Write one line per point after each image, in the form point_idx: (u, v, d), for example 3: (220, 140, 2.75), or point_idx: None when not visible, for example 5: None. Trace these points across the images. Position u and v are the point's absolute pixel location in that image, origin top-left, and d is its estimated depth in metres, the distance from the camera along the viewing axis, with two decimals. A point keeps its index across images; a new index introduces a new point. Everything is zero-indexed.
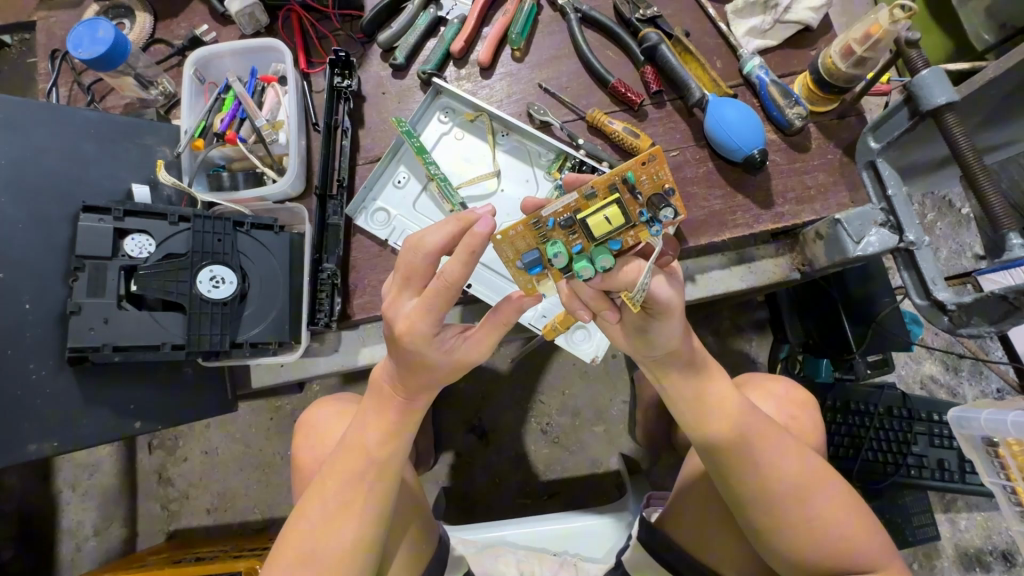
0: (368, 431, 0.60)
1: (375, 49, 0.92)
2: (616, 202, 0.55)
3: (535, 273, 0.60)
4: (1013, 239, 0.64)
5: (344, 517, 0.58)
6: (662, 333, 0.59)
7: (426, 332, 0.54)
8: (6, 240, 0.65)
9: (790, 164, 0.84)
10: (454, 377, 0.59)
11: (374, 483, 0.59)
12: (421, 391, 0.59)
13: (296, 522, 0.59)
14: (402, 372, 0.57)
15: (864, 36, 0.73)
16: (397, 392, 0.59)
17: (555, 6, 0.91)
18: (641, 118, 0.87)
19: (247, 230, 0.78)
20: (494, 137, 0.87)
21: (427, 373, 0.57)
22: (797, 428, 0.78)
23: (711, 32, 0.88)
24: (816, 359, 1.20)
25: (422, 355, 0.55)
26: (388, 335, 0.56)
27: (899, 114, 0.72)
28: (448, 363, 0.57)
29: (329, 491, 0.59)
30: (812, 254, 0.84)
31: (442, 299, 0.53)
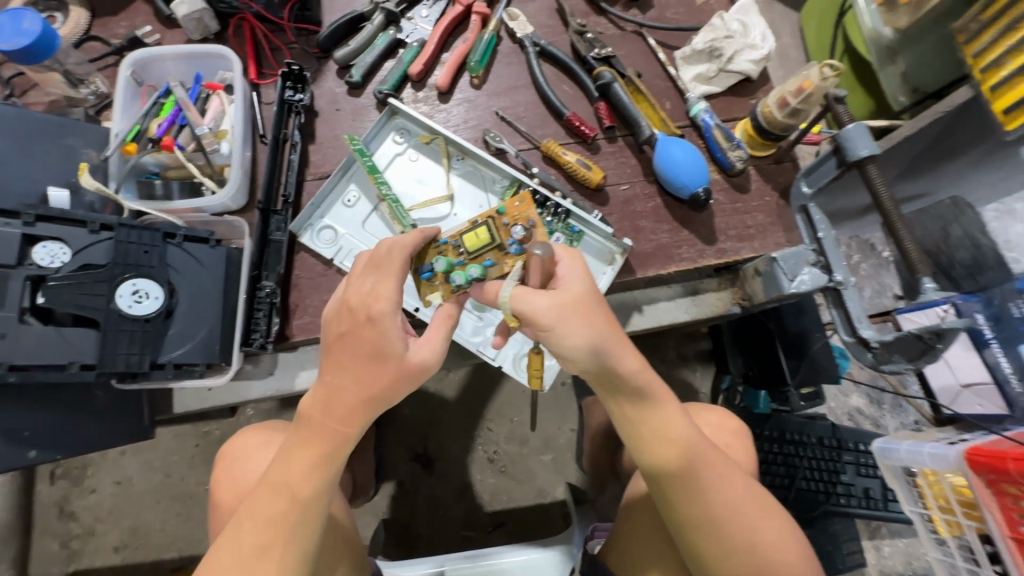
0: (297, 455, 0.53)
1: (331, 66, 0.90)
2: (487, 224, 0.63)
3: (422, 278, 0.64)
4: (926, 283, 0.69)
5: (264, 560, 0.52)
6: (566, 349, 0.55)
7: (392, 308, 0.53)
8: None
9: (732, 204, 0.88)
10: (401, 383, 0.54)
11: (300, 519, 0.53)
12: (362, 405, 0.53)
13: (205, 573, 0.52)
14: (351, 370, 0.53)
15: (797, 90, 0.78)
16: (328, 416, 0.53)
17: (513, 38, 0.93)
18: (594, 150, 0.89)
19: (179, 242, 0.74)
20: (449, 160, 0.86)
21: (383, 371, 0.53)
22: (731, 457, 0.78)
23: (661, 75, 0.93)
24: (755, 390, 1.23)
25: (381, 339, 0.52)
26: (339, 320, 0.54)
27: (827, 163, 0.75)
28: (401, 367, 0.54)
29: (247, 535, 0.52)
30: (750, 290, 0.87)
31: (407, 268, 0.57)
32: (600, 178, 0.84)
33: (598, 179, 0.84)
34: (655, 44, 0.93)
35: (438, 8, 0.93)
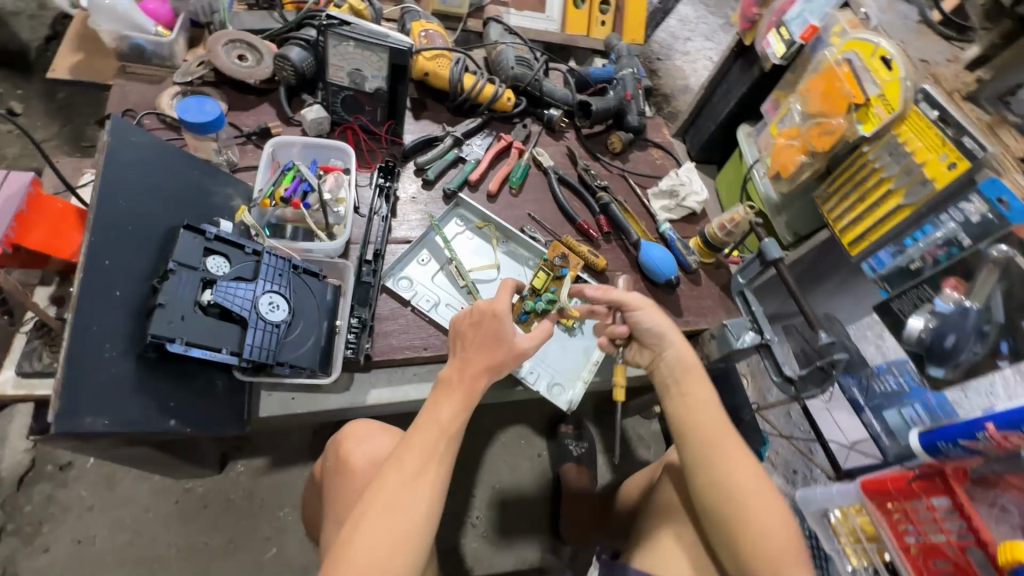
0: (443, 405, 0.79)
1: (410, 167, 1.22)
2: (542, 269, 1.10)
3: (522, 320, 1.07)
4: (823, 335, 1.00)
5: (421, 480, 0.74)
6: (644, 326, 0.90)
7: (507, 309, 0.85)
8: (117, 234, 0.73)
9: (691, 291, 1.24)
10: (510, 359, 0.83)
11: (444, 453, 0.78)
12: (485, 373, 0.82)
13: (374, 492, 0.73)
14: (478, 345, 0.83)
15: (730, 220, 1.20)
16: (463, 379, 0.81)
17: (539, 167, 1.33)
18: (597, 247, 1.25)
19: (300, 273, 0.94)
20: (497, 240, 1.17)
21: (500, 350, 0.83)
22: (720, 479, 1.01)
23: (638, 203, 1.35)
24: None
25: (502, 330, 0.83)
26: (471, 317, 0.85)
27: (754, 264, 1.14)
28: (512, 349, 0.84)
29: (408, 464, 0.75)
30: (708, 351, 1.20)
31: (511, 286, 0.90)
32: (605, 265, 1.16)
33: (603, 266, 1.17)
34: (633, 184, 1.37)
35: (487, 140, 1.31)
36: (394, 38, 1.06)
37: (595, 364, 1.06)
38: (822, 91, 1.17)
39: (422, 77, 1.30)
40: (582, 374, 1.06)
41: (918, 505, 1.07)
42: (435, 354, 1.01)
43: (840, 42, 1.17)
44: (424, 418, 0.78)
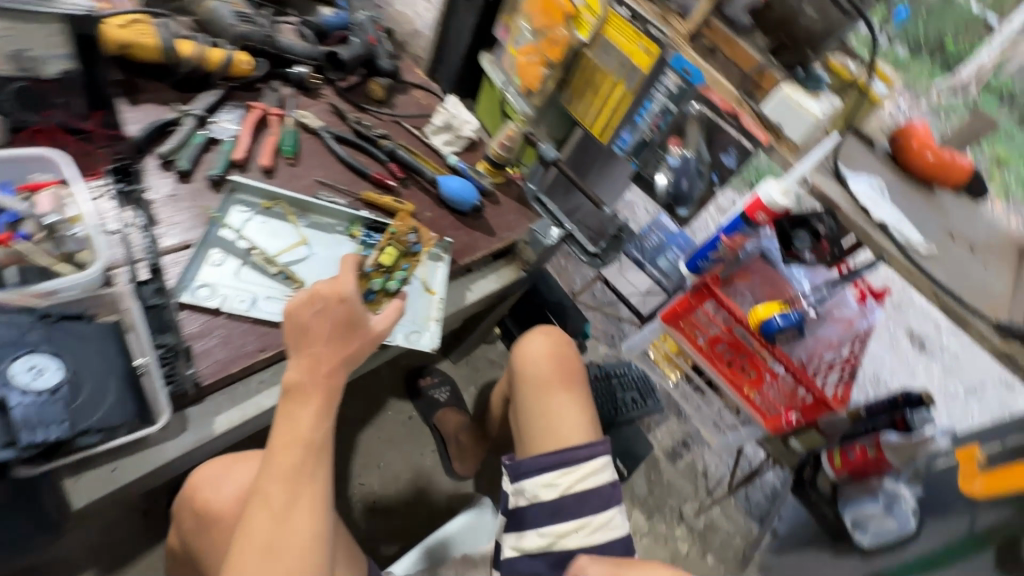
0: (302, 417, 0.69)
1: (151, 162, 1.02)
2: (389, 247, 0.99)
3: (369, 299, 1.01)
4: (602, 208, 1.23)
5: (291, 510, 0.65)
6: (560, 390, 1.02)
7: (355, 291, 0.75)
8: None
9: (497, 210, 1.34)
10: (368, 348, 0.77)
11: (317, 468, 0.69)
12: (342, 366, 0.74)
13: (242, 544, 0.62)
14: (331, 339, 0.73)
15: (506, 137, 1.32)
16: (321, 377, 0.71)
17: (307, 130, 1.23)
18: (399, 194, 1.24)
19: (56, 321, 0.73)
20: (294, 216, 1.08)
21: (353, 339, 0.75)
22: (572, 356, 1.07)
23: (421, 144, 1.37)
24: None
25: (354, 315, 0.75)
26: (315, 305, 0.72)
27: (537, 169, 1.35)
28: (368, 335, 0.77)
29: (273, 500, 0.65)
30: (527, 257, 1.33)
31: (350, 263, 0.81)
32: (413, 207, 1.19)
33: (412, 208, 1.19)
34: (410, 127, 1.39)
35: (237, 113, 1.16)
36: (62, 1, 0.82)
37: (439, 302, 1.09)
38: (540, 7, 1.34)
39: (121, 51, 1.05)
40: (429, 315, 1.08)
41: (697, 314, 1.44)
42: (276, 352, 0.91)
43: None
44: (279, 438, 0.67)
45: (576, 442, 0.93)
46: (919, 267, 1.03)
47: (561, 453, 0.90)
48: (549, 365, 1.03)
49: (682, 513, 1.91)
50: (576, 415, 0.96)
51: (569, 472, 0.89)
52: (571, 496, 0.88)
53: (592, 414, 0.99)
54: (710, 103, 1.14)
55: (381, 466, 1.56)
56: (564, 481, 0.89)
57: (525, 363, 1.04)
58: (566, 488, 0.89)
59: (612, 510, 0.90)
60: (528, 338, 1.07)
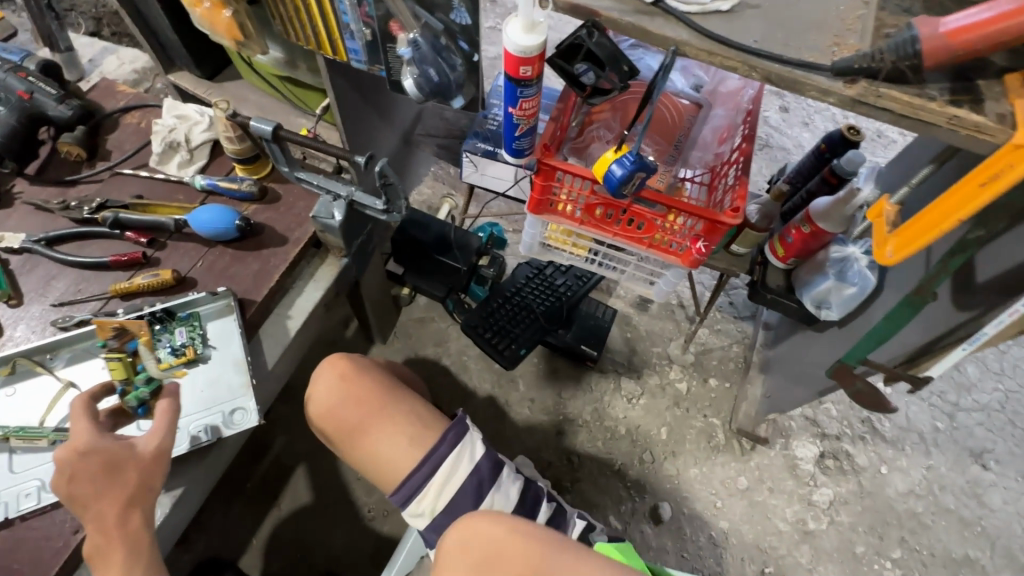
0: (111, 572, 0.71)
1: None
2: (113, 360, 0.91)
3: (146, 413, 0.91)
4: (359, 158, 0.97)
5: None
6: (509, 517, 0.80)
7: (92, 437, 0.77)
8: None
9: (277, 210, 1.13)
10: (145, 472, 0.77)
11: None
12: (125, 505, 0.75)
13: None
14: (95, 490, 0.75)
15: (227, 127, 1.05)
16: (110, 532, 0.73)
17: (17, 252, 1.03)
18: (156, 262, 1.04)
19: None
20: (43, 365, 0.93)
21: (119, 475, 0.76)
22: (360, 381, 0.95)
23: (158, 182, 1.14)
24: (472, 289, 1.76)
25: (101, 460, 0.76)
26: (63, 475, 0.75)
27: (274, 148, 1.03)
28: (138, 460, 0.77)
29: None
30: (334, 244, 1.10)
31: (83, 409, 0.81)
32: (169, 272, 1.00)
33: (169, 274, 1.00)
34: (132, 171, 1.13)
35: None
36: None
37: (249, 364, 0.97)
38: None
39: None
40: (245, 380, 0.97)
41: (554, 198, 1.24)
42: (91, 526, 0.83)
43: None
44: None
45: (413, 463, 0.88)
46: (723, 32, 0.75)
47: (405, 486, 0.86)
48: (342, 411, 0.93)
49: (673, 352, 1.84)
50: (398, 438, 0.90)
51: (426, 495, 0.86)
52: (442, 514, 0.86)
53: (412, 418, 0.92)
54: None
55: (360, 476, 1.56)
56: (427, 505, 0.86)
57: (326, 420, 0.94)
58: (433, 506, 0.86)
59: (489, 497, 0.86)
60: (312, 390, 0.96)
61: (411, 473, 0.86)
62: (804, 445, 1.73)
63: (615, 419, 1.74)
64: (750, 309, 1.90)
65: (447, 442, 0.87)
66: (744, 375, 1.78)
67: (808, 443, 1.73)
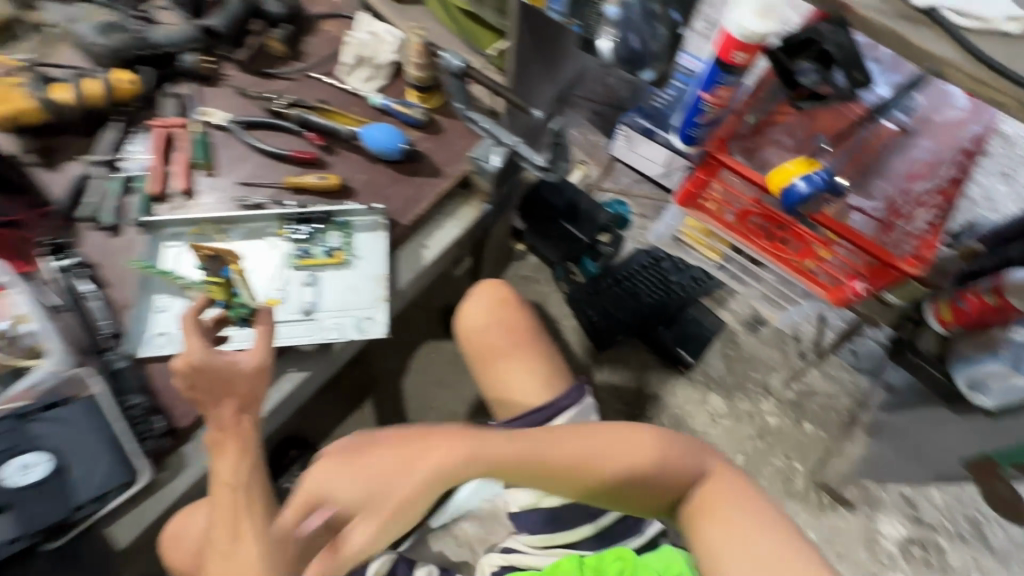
0: (219, 466, 0.68)
1: (85, 226, 1.05)
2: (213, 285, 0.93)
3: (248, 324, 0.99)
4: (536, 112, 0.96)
5: (242, 554, 0.63)
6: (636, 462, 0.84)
7: (200, 349, 0.77)
8: None
9: (437, 143, 1.16)
10: (259, 385, 0.79)
11: (254, 499, 0.66)
12: (239, 411, 0.74)
13: None
14: (211, 397, 0.75)
15: (416, 53, 1.10)
16: (222, 429, 0.71)
17: (218, 128, 1.15)
18: (325, 165, 1.13)
19: (35, 416, 0.83)
20: (222, 233, 1.05)
21: (230, 384, 0.76)
22: (512, 313, 1.07)
23: (340, 92, 1.21)
24: (582, 262, 1.68)
25: (212, 368, 0.76)
26: (183, 381, 0.76)
27: (456, 83, 1.08)
28: (247, 373, 0.78)
29: (217, 538, 0.64)
30: (482, 188, 1.15)
31: (193, 323, 0.81)
32: (336, 178, 1.08)
33: (336, 180, 1.08)
34: (320, 77, 1.22)
35: (143, 138, 1.13)
36: None
37: (386, 279, 1.04)
38: None
39: (17, 123, 1.07)
40: (380, 293, 1.04)
41: (712, 189, 1.17)
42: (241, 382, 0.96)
43: None
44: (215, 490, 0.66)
45: (537, 402, 0.97)
46: (1002, 60, 0.64)
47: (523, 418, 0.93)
48: (491, 332, 1.04)
49: (772, 384, 1.73)
50: (531, 374, 1.00)
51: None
52: None
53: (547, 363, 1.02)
54: None
55: (437, 406, 1.66)
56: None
57: (470, 335, 1.07)
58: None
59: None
60: (468, 302, 1.08)
61: (532, 410, 0.93)
62: (891, 522, 1.58)
63: (691, 431, 1.68)
64: (873, 364, 1.72)
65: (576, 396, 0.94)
66: (844, 430, 1.65)
67: (896, 522, 1.58)
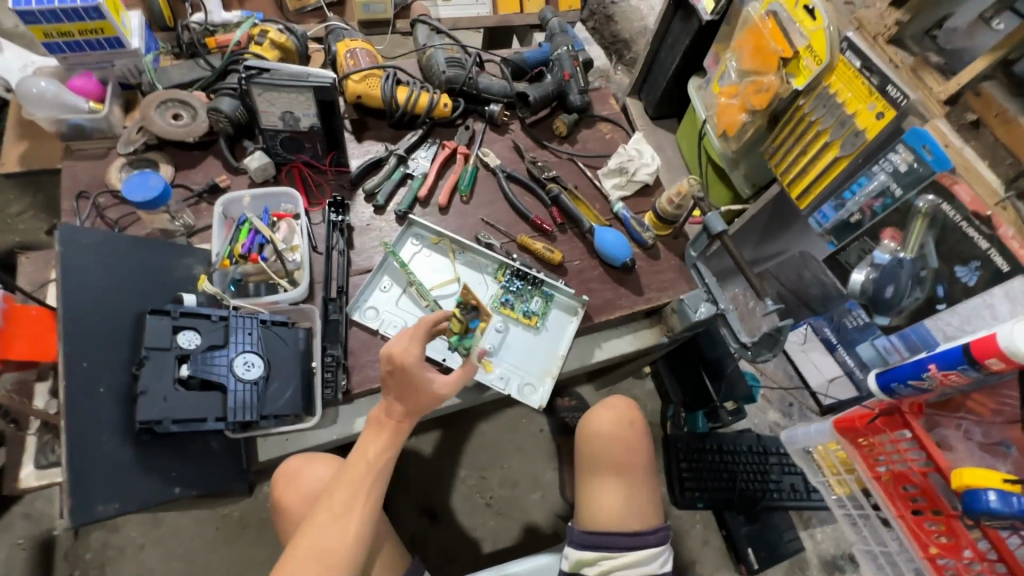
0: (374, 441, 0.84)
1: (358, 194, 1.26)
2: (457, 317, 1.01)
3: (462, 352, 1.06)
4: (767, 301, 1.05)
5: (349, 516, 0.79)
6: None
7: (420, 354, 0.85)
8: (87, 321, 0.82)
9: (652, 267, 1.28)
10: (432, 406, 0.86)
11: (373, 487, 0.82)
12: (409, 413, 0.85)
13: (304, 529, 0.78)
14: (400, 390, 0.85)
15: (677, 193, 1.23)
16: (392, 415, 0.85)
17: (487, 168, 1.34)
18: (554, 240, 1.28)
19: (268, 326, 0.99)
20: (454, 254, 1.20)
21: (416, 393, 0.85)
22: (641, 435, 1.06)
23: (591, 186, 1.37)
24: (694, 414, 1.70)
25: (415, 375, 0.84)
26: (388, 366, 0.84)
27: (701, 239, 1.22)
28: (432, 393, 0.85)
29: (336, 498, 0.80)
30: (671, 324, 1.24)
31: (425, 329, 0.88)
32: (560, 257, 1.21)
33: (559, 258, 1.21)
34: (582, 166, 1.39)
35: (432, 150, 1.33)
36: (315, 76, 1.08)
37: (562, 359, 1.15)
38: (752, 48, 1.17)
39: (356, 99, 1.31)
40: (551, 370, 1.14)
41: (882, 439, 1.15)
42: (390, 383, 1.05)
43: None
44: (355, 452, 0.83)
45: (630, 525, 0.97)
46: None
47: (607, 536, 0.94)
48: (610, 443, 1.04)
49: None
50: (634, 502, 1.00)
51: (615, 557, 0.93)
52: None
53: (646, 490, 1.02)
54: (952, 196, 0.88)
55: (504, 467, 1.71)
56: (605, 563, 0.93)
57: (591, 439, 1.06)
58: (606, 569, 0.93)
59: None
60: (598, 408, 1.08)
61: (624, 533, 0.95)
62: None
63: None
64: None
65: (665, 537, 0.96)
66: None
67: None
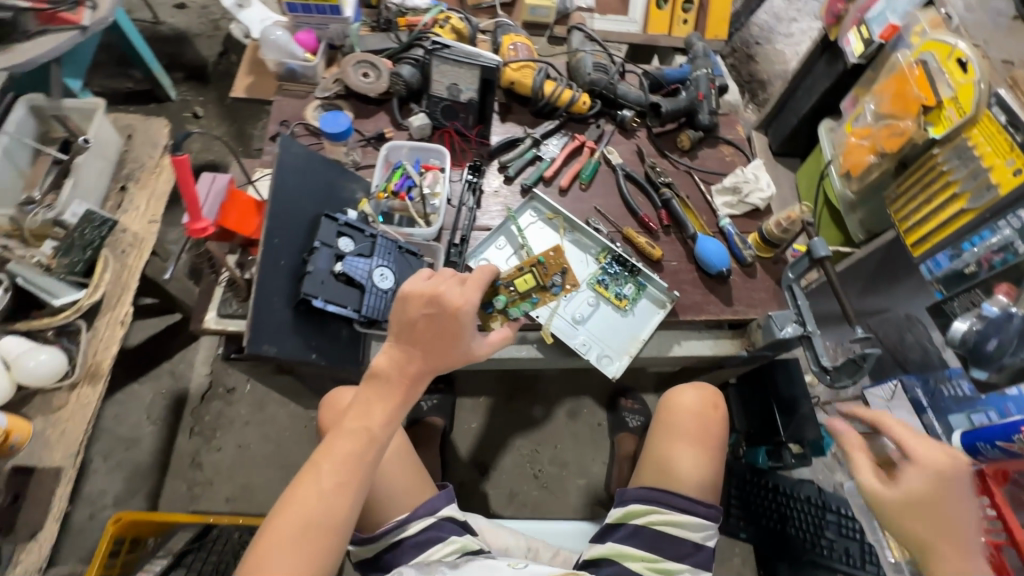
0: (376, 410, 0.83)
1: (493, 165, 1.44)
2: (529, 274, 1.11)
3: (489, 313, 1.11)
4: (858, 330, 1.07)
5: (343, 493, 0.78)
6: None
7: (469, 309, 0.88)
8: (282, 209, 1.06)
9: (745, 283, 1.33)
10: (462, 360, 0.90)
11: (372, 459, 0.81)
12: (428, 373, 0.87)
13: (287, 502, 0.76)
14: (414, 350, 0.86)
15: (787, 218, 1.26)
16: (400, 379, 0.85)
17: (608, 164, 1.47)
18: (657, 239, 1.38)
19: (403, 251, 1.19)
20: (564, 230, 1.33)
21: (454, 348, 0.88)
22: (721, 419, 1.13)
23: (702, 199, 1.45)
24: (755, 448, 1.70)
25: (458, 327, 0.87)
26: (428, 307, 0.87)
27: (802, 262, 1.18)
28: (465, 349, 0.90)
29: (329, 473, 0.78)
30: (754, 338, 1.29)
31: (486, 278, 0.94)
32: (660, 253, 1.31)
33: (659, 254, 1.31)
34: (698, 180, 1.48)
35: (563, 140, 1.49)
36: (485, 57, 1.28)
37: (642, 343, 1.25)
38: (894, 93, 1.21)
39: (509, 85, 1.50)
40: (631, 350, 1.25)
41: None
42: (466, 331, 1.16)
43: (919, 42, 1.19)
44: (353, 419, 0.82)
45: (689, 489, 1.04)
46: None
47: (663, 493, 1.02)
48: (692, 419, 1.12)
49: None
50: (700, 472, 1.06)
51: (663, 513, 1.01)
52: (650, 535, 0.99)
53: (714, 470, 1.08)
54: None
55: (556, 447, 1.81)
56: (652, 515, 1.00)
57: (674, 409, 1.14)
58: (650, 522, 1.00)
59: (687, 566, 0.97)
60: (684, 388, 1.18)
61: (684, 495, 1.02)
62: None
63: None
64: None
65: (716, 514, 1.02)
66: None
67: None
